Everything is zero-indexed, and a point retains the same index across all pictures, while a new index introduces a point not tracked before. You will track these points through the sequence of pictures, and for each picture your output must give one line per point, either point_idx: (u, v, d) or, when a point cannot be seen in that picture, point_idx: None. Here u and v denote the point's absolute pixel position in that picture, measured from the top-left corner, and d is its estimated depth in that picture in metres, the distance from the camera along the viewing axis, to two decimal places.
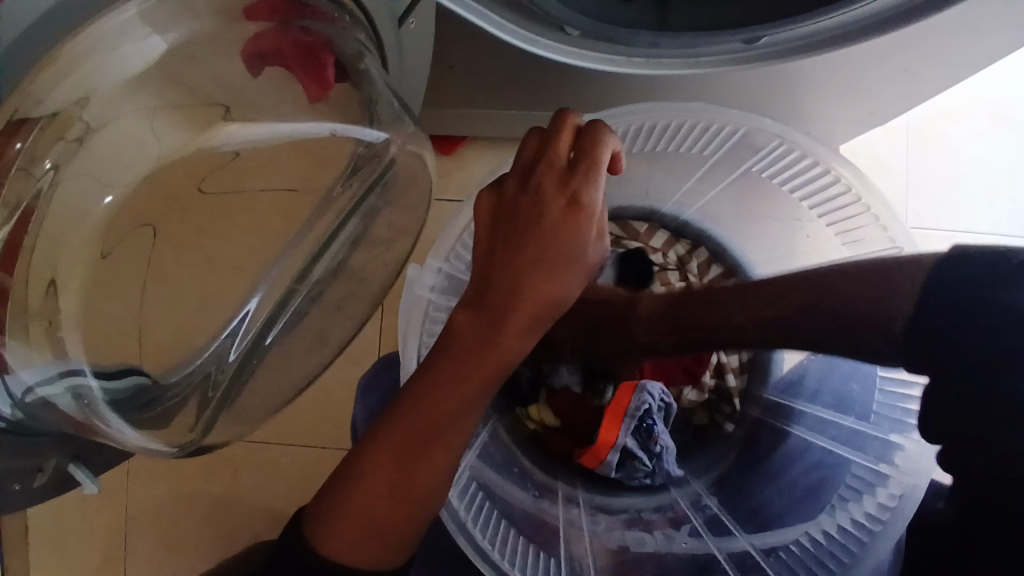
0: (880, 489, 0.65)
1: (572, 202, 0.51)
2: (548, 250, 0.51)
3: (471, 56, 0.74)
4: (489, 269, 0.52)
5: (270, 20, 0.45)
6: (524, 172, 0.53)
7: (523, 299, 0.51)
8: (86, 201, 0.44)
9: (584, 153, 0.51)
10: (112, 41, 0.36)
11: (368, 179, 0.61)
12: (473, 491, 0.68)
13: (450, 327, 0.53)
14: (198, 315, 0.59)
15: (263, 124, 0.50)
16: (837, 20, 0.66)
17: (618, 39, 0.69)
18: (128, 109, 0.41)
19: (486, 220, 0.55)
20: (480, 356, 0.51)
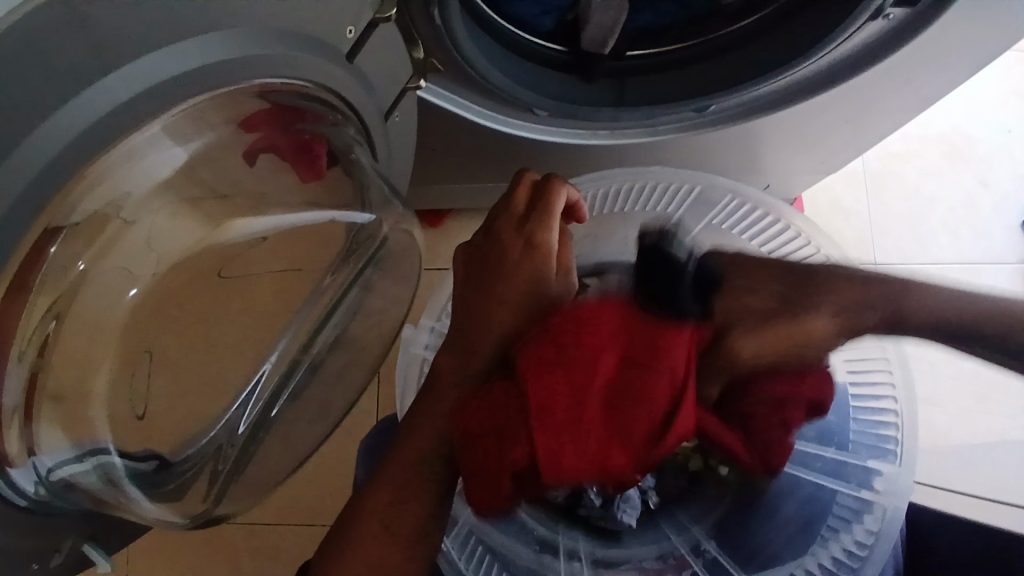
0: (867, 516, 0.71)
1: (528, 244, 0.57)
2: (515, 288, 0.57)
3: (453, 139, 0.82)
4: (466, 313, 0.58)
5: (266, 128, 0.51)
6: (488, 222, 0.59)
7: (497, 335, 0.57)
8: (114, 295, 0.48)
9: (540, 203, 0.58)
10: (139, 155, 0.41)
11: (364, 256, 0.68)
12: (473, 543, 0.74)
13: (436, 372, 0.58)
14: (212, 393, 0.61)
15: (270, 215, 0.55)
16: (775, 85, 0.74)
17: (583, 117, 0.77)
18: (153, 209, 0.46)
19: (459, 269, 0.61)
20: (463, 395, 0.56)
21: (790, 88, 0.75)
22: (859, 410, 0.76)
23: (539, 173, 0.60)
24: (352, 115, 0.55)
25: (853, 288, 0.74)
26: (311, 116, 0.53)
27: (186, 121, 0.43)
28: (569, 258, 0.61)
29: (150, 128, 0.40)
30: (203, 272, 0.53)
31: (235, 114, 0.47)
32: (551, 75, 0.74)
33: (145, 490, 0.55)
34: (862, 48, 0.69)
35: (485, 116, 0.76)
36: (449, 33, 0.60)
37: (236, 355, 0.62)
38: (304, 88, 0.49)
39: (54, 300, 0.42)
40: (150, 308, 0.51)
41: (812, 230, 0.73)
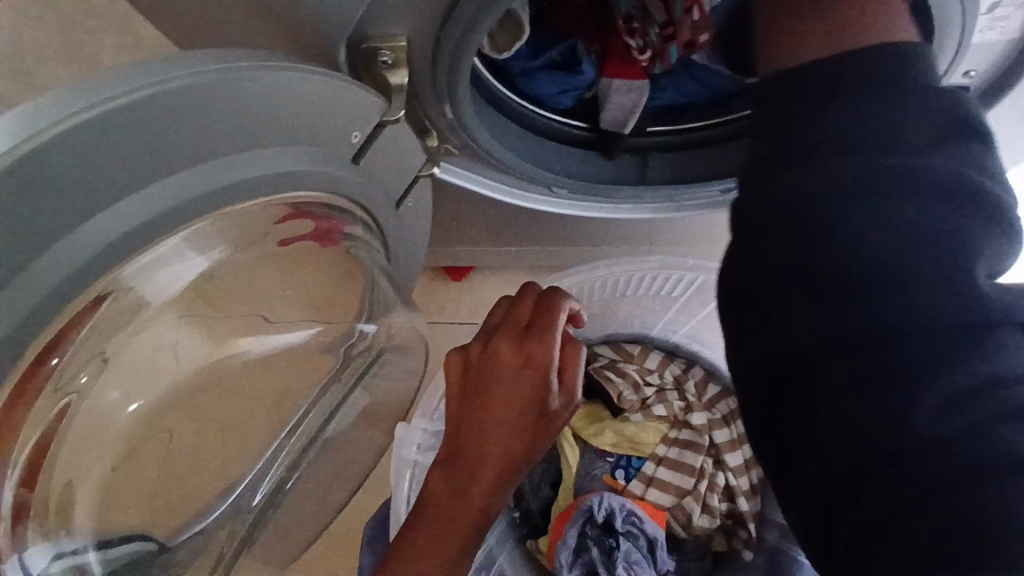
0: None
1: (527, 360, 0.54)
2: (511, 406, 0.53)
3: (473, 209, 0.81)
4: (458, 426, 0.54)
5: (282, 244, 0.52)
6: (486, 334, 0.57)
7: (487, 454, 0.52)
8: (113, 409, 0.47)
9: (542, 318, 0.56)
10: (154, 270, 0.41)
11: (364, 363, 0.67)
12: None
13: (428, 487, 0.53)
14: (209, 481, 0.60)
15: (267, 335, 0.56)
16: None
17: (603, 193, 0.75)
18: (160, 318, 0.46)
19: (453, 380, 0.56)
20: (455, 513, 0.52)
21: None
22: None
23: (544, 286, 0.60)
24: (359, 211, 0.54)
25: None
26: (328, 221, 0.52)
27: (200, 235, 0.43)
28: (574, 373, 0.57)
29: (168, 241, 0.40)
30: (202, 389, 0.53)
31: (249, 231, 0.47)
32: (572, 151, 0.73)
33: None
34: None
35: (506, 193, 0.75)
36: (464, 123, 0.60)
37: (243, 444, 0.61)
38: (315, 203, 0.49)
39: (59, 409, 0.42)
40: (157, 416, 0.51)
41: None
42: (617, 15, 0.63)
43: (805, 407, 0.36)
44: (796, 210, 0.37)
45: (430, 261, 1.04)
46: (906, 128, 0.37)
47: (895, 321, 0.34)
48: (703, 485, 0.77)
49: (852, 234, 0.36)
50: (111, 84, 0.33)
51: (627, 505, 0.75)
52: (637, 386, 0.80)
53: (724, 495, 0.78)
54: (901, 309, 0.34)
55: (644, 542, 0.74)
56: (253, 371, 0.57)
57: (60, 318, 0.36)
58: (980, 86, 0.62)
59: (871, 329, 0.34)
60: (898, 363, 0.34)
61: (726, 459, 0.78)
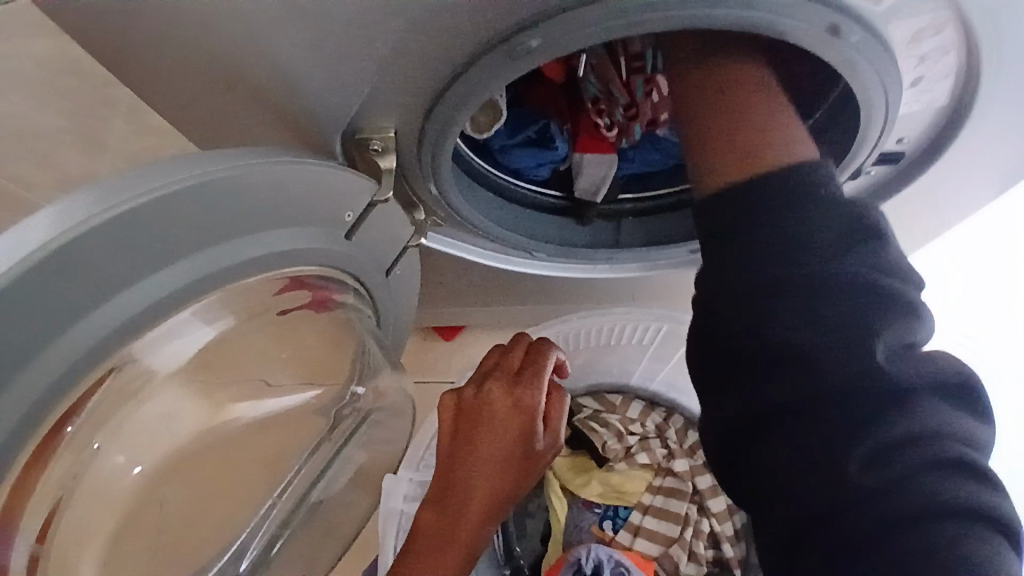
0: None
1: (518, 406, 0.56)
2: (500, 451, 0.55)
3: (459, 273, 0.86)
4: (449, 468, 0.55)
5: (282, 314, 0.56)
6: (478, 378, 0.58)
7: (476, 496, 0.54)
8: (116, 474, 0.50)
9: (532, 364, 0.58)
10: (165, 342, 0.46)
11: (354, 423, 0.70)
12: None
13: (415, 525, 0.55)
14: (200, 545, 0.62)
15: (265, 399, 0.59)
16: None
17: (581, 255, 0.81)
18: (165, 387, 0.49)
19: (445, 423, 0.57)
20: (444, 555, 0.53)
21: None
22: None
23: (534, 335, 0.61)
24: (353, 282, 0.59)
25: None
26: (323, 291, 0.57)
27: (205, 310, 0.47)
28: (558, 417, 0.59)
29: (176, 318, 0.44)
30: (201, 453, 0.56)
31: (251, 304, 0.52)
32: (550, 219, 0.79)
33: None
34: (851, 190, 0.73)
35: (489, 258, 0.81)
36: (448, 198, 0.66)
37: (236, 505, 0.63)
38: (313, 274, 0.54)
39: (69, 476, 0.45)
40: (155, 481, 0.53)
41: None
42: (586, 98, 0.71)
43: (784, 452, 0.43)
44: (769, 297, 0.44)
45: (421, 322, 1.08)
46: (826, 213, 0.45)
47: (825, 390, 0.41)
48: (689, 532, 0.78)
49: (799, 315, 0.43)
50: (138, 184, 0.38)
51: (616, 555, 0.75)
52: (620, 435, 0.82)
53: (709, 542, 0.79)
54: (846, 377, 0.41)
55: None
56: (247, 435, 0.59)
57: (77, 390, 0.40)
58: (914, 152, 0.69)
59: (834, 391, 0.41)
60: (843, 424, 0.41)
61: (709, 506, 0.80)
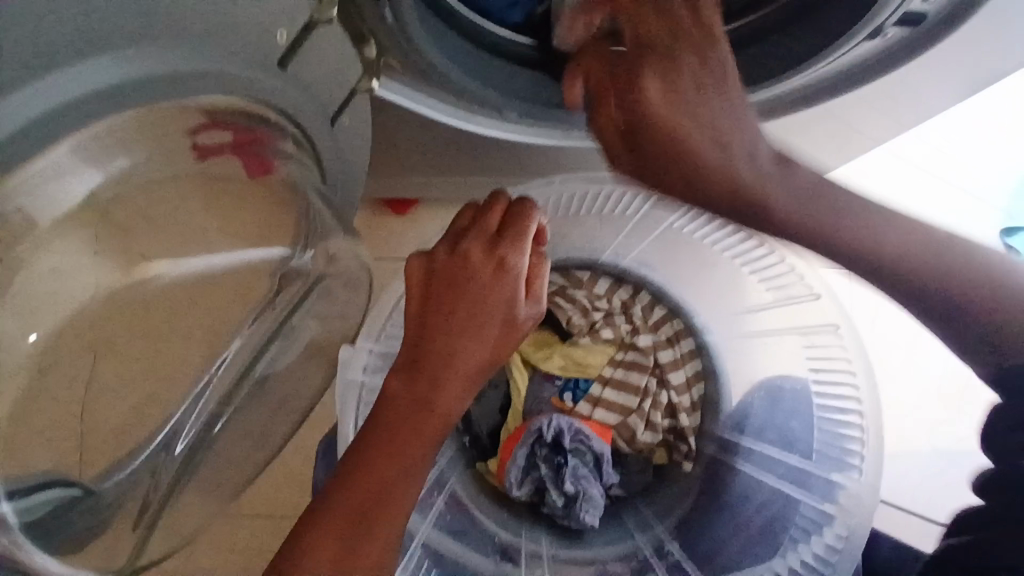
0: (827, 529, 0.64)
1: (499, 265, 0.52)
2: (479, 311, 0.51)
3: (414, 134, 0.75)
4: (423, 329, 0.51)
5: (218, 150, 0.47)
6: (453, 239, 0.54)
7: (454, 358, 0.50)
8: (12, 342, 0.41)
9: (513, 224, 0.54)
10: (45, 180, 0.36)
11: (299, 294, 0.63)
12: (428, 566, 0.63)
13: (386, 392, 0.51)
14: (133, 425, 0.56)
15: (188, 258, 0.51)
16: (746, 100, 0.68)
17: (555, 119, 0.71)
18: (55, 243, 0.40)
19: (417, 286, 0.53)
20: (419, 419, 0.49)
21: (800, 91, 0.66)
22: (823, 420, 0.69)
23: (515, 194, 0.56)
24: (287, 122, 0.48)
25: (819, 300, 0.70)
26: (248, 132, 0.47)
27: (94, 142, 0.37)
28: (539, 284, 0.55)
29: (55, 151, 0.35)
30: (115, 318, 0.48)
31: (159, 136, 0.41)
32: (522, 72, 0.68)
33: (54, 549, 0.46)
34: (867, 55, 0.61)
35: (451, 115, 0.70)
36: (406, 30, 0.53)
37: (171, 380, 0.57)
38: (237, 104, 0.43)
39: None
40: (60, 350, 0.45)
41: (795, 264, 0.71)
42: None
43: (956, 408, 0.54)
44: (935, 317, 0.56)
45: (370, 193, 0.99)
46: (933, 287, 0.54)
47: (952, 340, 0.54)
48: (647, 402, 0.78)
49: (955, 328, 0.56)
50: None
51: (576, 424, 0.76)
52: (586, 310, 0.80)
53: (666, 412, 0.79)
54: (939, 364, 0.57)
55: (593, 460, 0.75)
56: (168, 303, 0.52)
57: None
58: (940, 13, 0.55)
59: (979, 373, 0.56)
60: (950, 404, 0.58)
61: (670, 378, 0.78)
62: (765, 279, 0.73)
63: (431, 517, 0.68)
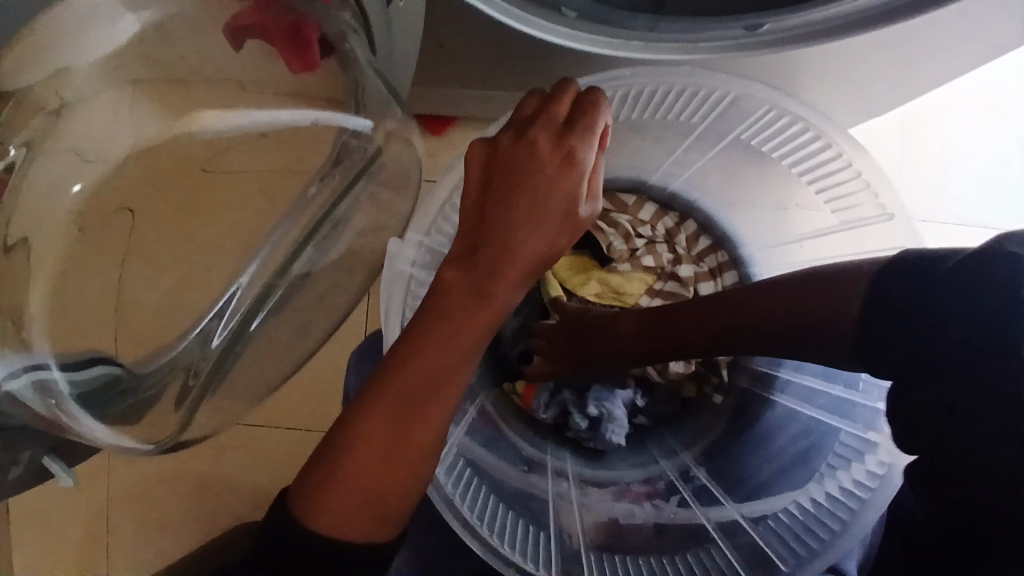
0: (869, 456, 0.59)
1: (566, 159, 0.49)
2: (542, 207, 0.49)
3: (462, 34, 0.71)
4: (484, 219, 0.50)
5: (252, 1, 0.44)
6: (518, 127, 0.51)
7: (513, 252, 0.49)
8: (56, 187, 0.42)
9: (582, 116, 0.51)
10: (84, 28, 0.38)
11: (358, 165, 0.58)
12: (461, 466, 0.62)
13: (439, 283, 0.50)
14: (173, 304, 0.55)
15: (244, 111, 0.47)
16: (826, 12, 0.63)
17: (616, 22, 0.66)
18: (103, 96, 0.40)
19: (477, 174, 0.52)
20: (473, 311, 0.49)
21: (879, 7, 0.62)
22: None
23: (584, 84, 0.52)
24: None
25: (892, 220, 0.57)
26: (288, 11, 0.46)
27: None
28: (600, 182, 0.53)
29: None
30: (157, 175, 0.48)
31: None
32: None
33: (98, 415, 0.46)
34: None
35: (504, 12, 0.65)
36: None
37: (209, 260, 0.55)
38: None
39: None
40: (103, 202, 0.46)
41: (879, 185, 0.57)
42: None
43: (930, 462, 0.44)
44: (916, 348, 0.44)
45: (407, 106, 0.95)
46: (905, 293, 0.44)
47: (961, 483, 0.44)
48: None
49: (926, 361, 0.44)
50: None
51: None
52: (628, 236, 0.76)
53: None
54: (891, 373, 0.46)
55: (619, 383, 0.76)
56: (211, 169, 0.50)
57: None
58: None
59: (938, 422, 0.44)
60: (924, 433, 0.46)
61: None
62: (824, 198, 0.62)
63: (464, 424, 0.66)
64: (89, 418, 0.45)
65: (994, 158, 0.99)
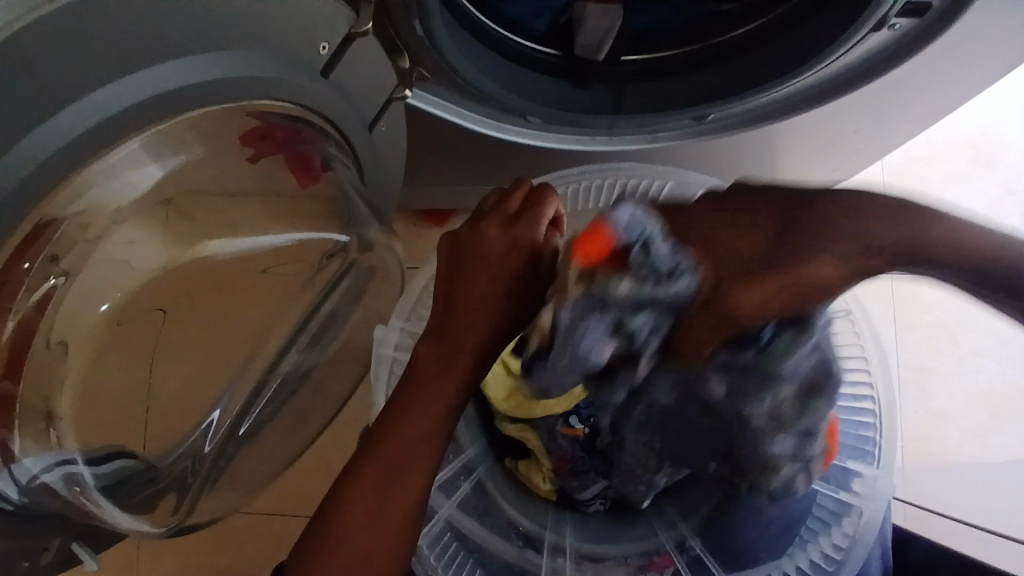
0: (844, 520, 0.64)
1: (515, 244, 0.56)
2: (497, 284, 0.55)
3: (450, 142, 0.80)
4: (449, 300, 0.55)
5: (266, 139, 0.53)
6: (474, 218, 0.58)
7: (475, 325, 0.54)
8: (83, 309, 0.48)
9: (531, 207, 0.58)
10: (117, 173, 0.42)
11: (338, 272, 0.68)
12: (447, 541, 0.67)
13: (413, 358, 0.55)
14: (184, 400, 0.62)
15: (244, 238, 0.56)
16: (762, 100, 0.71)
17: (581, 123, 0.72)
18: (120, 231, 0.46)
19: (443, 261, 0.58)
20: (443, 380, 0.53)
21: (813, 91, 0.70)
22: (838, 409, 0.68)
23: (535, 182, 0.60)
24: (333, 130, 0.54)
25: None
26: (299, 134, 0.54)
27: (162, 139, 0.43)
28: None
29: (127, 146, 0.41)
30: (170, 291, 0.54)
31: (213, 134, 0.47)
32: (545, 79, 0.70)
33: (117, 502, 0.55)
34: (852, 65, 0.65)
35: (480, 122, 0.73)
36: (435, 44, 0.58)
37: (219, 356, 0.63)
38: (289, 110, 0.50)
39: (65, 324, 0.47)
40: (133, 308, 0.52)
41: None
42: None
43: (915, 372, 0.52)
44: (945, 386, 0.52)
45: (412, 202, 1.04)
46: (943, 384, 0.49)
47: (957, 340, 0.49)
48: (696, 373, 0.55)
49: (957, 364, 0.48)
50: None
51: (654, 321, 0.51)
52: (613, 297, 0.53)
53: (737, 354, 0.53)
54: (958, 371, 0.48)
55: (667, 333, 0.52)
56: (217, 282, 0.57)
57: (34, 212, 0.37)
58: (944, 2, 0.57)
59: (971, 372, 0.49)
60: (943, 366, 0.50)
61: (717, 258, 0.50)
62: None
63: (456, 497, 0.70)
64: (111, 506, 0.54)
65: (974, 208, 1.03)
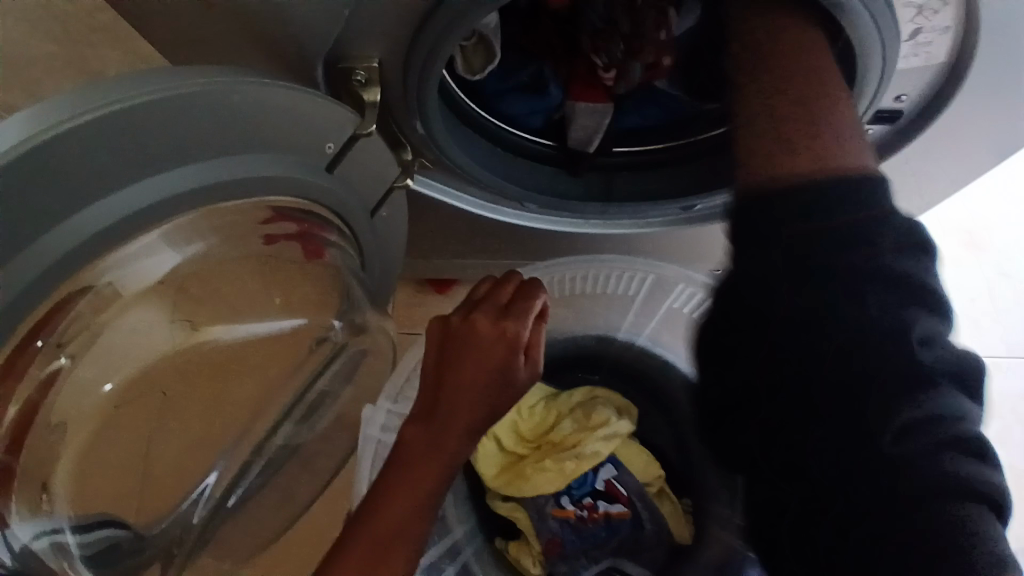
0: None
1: (503, 335, 0.57)
2: (483, 372, 0.56)
3: (451, 222, 0.84)
4: (438, 387, 0.56)
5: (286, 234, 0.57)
6: (465, 308, 0.60)
7: (462, 412, 0.55)
8: (86, 389, 0.50)
9: (520, 300, 0.60)
10: (132, 263, 0.45)
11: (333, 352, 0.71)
12: None
13: (399, 442, 0.56)
14: (177, 472, 0.63)
15: (244, 326, 0.60)
16: None
17: (573, 209, 0.76)
18: (128, 315, 0.49)
19: (433, 348, 0.59)
20: (429, 464, 0.54)
21: None
22: None
23: (525, 276, 0.62)
24: (336, 219, 0.58)
25: None
26: (308, 226, 0.57)
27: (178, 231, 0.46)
28: (540, 352, 0.59)
29: (146, 238, 0.44)
30: (173, 375, 0.56)
31: (225, 230, 0.51)
32: (540, 167, 0.74)
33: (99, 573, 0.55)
34: None
35: (478, 206, 0.77)
36: (436, 138, 0.62)
37: (214, 430, 0.65)
38: (302, 204, 0.54)
39: (66, 401, 0.49)
40: (134, 390, 0.54)
41: None
42: (584, 39, 0.65)
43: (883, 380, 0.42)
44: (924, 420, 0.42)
45: (414, 271, 1.07)
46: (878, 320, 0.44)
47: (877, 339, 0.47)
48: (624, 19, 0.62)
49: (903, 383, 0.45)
50: (82, 99, 0.37)
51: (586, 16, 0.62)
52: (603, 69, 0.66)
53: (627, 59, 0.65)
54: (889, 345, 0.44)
55: None
56: (217, 364, 0.60)
57: (47, 302, 0.40)
58: (912, 111, 0.64)
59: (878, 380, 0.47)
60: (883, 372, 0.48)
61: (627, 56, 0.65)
62: None
63: None
64: None
65: None
